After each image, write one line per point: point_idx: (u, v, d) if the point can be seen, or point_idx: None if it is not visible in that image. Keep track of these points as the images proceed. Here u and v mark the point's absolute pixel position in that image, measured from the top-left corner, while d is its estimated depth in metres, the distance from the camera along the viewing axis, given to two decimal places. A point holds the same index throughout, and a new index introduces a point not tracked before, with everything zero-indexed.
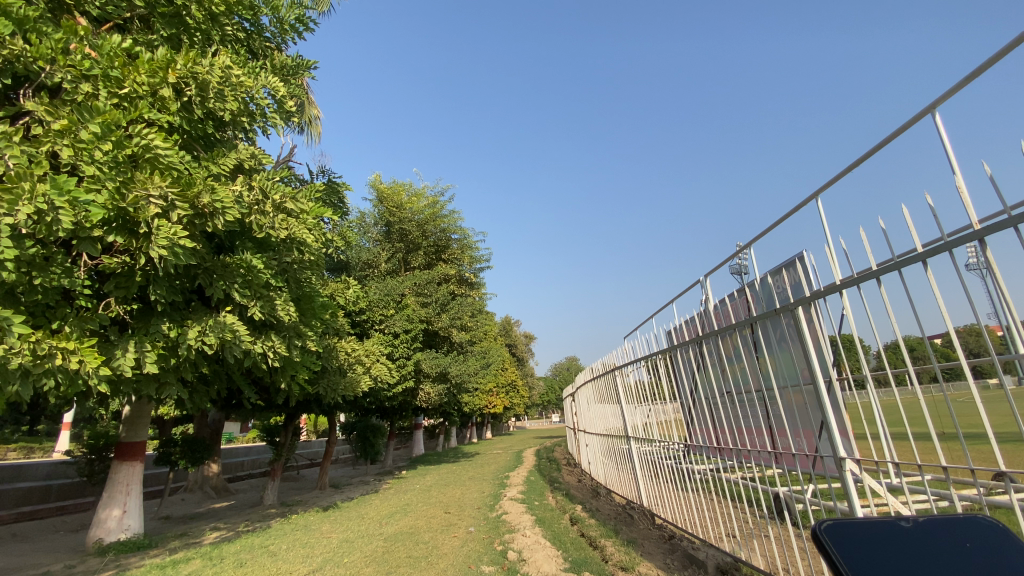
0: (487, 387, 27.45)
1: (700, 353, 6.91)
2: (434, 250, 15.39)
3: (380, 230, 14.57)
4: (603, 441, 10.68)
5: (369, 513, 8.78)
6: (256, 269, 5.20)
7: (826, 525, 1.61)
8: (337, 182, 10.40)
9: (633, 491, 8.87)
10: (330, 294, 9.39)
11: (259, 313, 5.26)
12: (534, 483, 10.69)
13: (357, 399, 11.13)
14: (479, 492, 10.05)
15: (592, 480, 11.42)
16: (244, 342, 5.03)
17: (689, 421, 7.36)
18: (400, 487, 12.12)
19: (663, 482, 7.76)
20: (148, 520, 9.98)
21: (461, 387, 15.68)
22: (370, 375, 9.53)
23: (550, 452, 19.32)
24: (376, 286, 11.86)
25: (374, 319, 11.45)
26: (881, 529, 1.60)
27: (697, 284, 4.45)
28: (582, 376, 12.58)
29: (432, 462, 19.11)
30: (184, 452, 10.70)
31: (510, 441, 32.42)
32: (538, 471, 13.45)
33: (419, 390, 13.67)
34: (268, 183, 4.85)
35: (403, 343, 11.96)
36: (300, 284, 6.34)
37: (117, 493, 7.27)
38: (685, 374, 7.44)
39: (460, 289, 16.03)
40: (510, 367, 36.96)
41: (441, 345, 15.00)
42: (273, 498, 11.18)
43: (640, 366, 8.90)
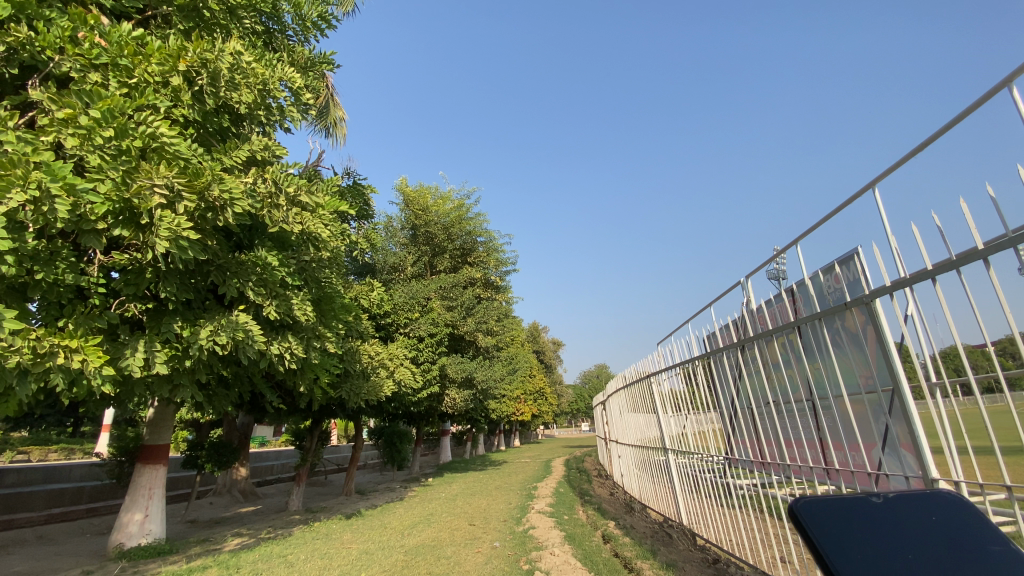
0: (514, 394, 26.99)
1: (741, 359, 6.44)
2: (460, 253, 15.16)
3: (406, 234, 14.45)
4: (637, 452, 10.11)
5: (392, 523, 8.47)
6: (272, 267, 4.98)
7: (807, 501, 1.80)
8: (362, 184, 10.28)
9: (670, 506, 8.28)
10: (353, 296, 9.23)
11: (274, 312, 5.02)
12: (563, 495, 10.19)
13: (382, 404, 10.92)
14: (505, 503, 9.63)
15: (625, 494, 10.82)
16: (257, 342, 4.79)
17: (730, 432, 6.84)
18: (425, 495, 11.79)
19: (704, 498, 7.18)
20: (174, 523, 9.97)
21: (487, 393, 15.32)
22: (394, 379, 9.29)
23: (580, 461, 18.67)
24: (401, 289, 11.69)
25: (399, 322, 11.24)
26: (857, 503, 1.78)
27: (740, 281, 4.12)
28: (614, 384, 12.04)
29: (460, 470, 18.74)
30: (210, 456, 10.66)
31: (539, 450, 31.75)
32: (568, 482, 12.91)
33: (445, 395, 13.39)
34: (281, 175, 4.59)
35: (428, 347, 11.71)
36: (320, 284, 6.13)
37: (139, 497, 7.20)
38: (725, 382, 6.96)
39: (487, 293, 15.72)
40: (538, 375, 36.34)
41: (467, 350, 14.71)
42: (298, 504, 11.04)
43: (675, 373, 8.40)
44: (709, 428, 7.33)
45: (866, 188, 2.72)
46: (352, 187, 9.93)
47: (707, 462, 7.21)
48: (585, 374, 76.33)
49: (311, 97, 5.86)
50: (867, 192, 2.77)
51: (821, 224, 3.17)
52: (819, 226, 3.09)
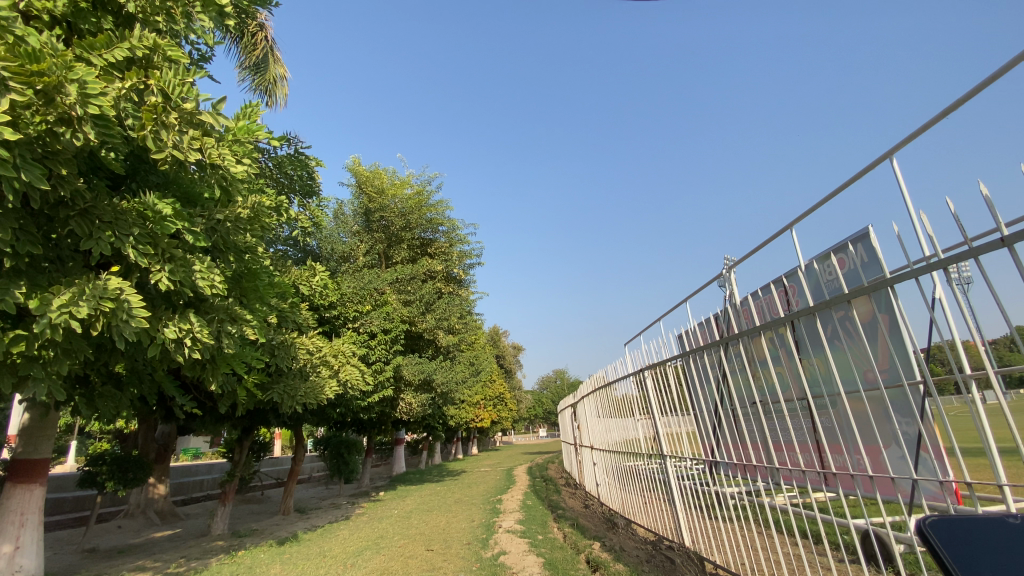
0: (473, 400, 25.66)
1: (722, 359, 6.00)
2: (419, 244, 13.93)
3: (358, 222, 13.11)
4: (610, 459, 9.27)
5: (332, 550, 7.14)
6: (164, 218, 3.71)
7: (934, 523, 1.73)
8: (307, 155, 8.96)
9: (646, 518, 7.57)
10: (291, 281, 7.92)
11: (165, 280, 3.75)
12: (533, 510, 9.09)
13: (325, 409, 9.53)
14: (468, 521, 8.48)
15: (600, 507, 9.85)
16: (136, 316, 3.44)
17: (709, 435, 6.32)
18: (375, 513, 10.43)
19: (687, 509, 6.50)
20: (64, 555, 8.19)
21: (446, 396, 14.09)
22: (340, 380, 7.99)
23: (544, 470, 17.67)
24: (350, 279, 10.33)
25: (347, 316, 9.82)
26: (990, 525, 1.66)
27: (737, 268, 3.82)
28: (583, 387, 11.22)
29: (414, 482, 17.28)
30: (112, 472, 8.86)
31: (499, 458, 30.44)
32: (534, 493, 11.87)
33: (399, 400, 12.09)
34: (174, 84, 3.29)
35: (381, 344, 10.43)
36: (242, 255, 4.87)
37: (5, 525, 5.07)
38: (700, 383, 6.48)
39: (448, 289, 14.51)
40: (497, 380, 35.03)
41: (425, 350, 13.44)
42: (222, 527, 9.44)
43: (643, 375, 7.83)
44: (684, 431, 6.78)
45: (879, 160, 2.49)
46: (292, 158, 8.60)
47: (686, 468, 6.61)
48: (545, 382, 76.46)
49: (229, 8, 4.61)
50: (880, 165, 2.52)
51: (821, 205, 2.93)
52: (819, 207, 2.86)
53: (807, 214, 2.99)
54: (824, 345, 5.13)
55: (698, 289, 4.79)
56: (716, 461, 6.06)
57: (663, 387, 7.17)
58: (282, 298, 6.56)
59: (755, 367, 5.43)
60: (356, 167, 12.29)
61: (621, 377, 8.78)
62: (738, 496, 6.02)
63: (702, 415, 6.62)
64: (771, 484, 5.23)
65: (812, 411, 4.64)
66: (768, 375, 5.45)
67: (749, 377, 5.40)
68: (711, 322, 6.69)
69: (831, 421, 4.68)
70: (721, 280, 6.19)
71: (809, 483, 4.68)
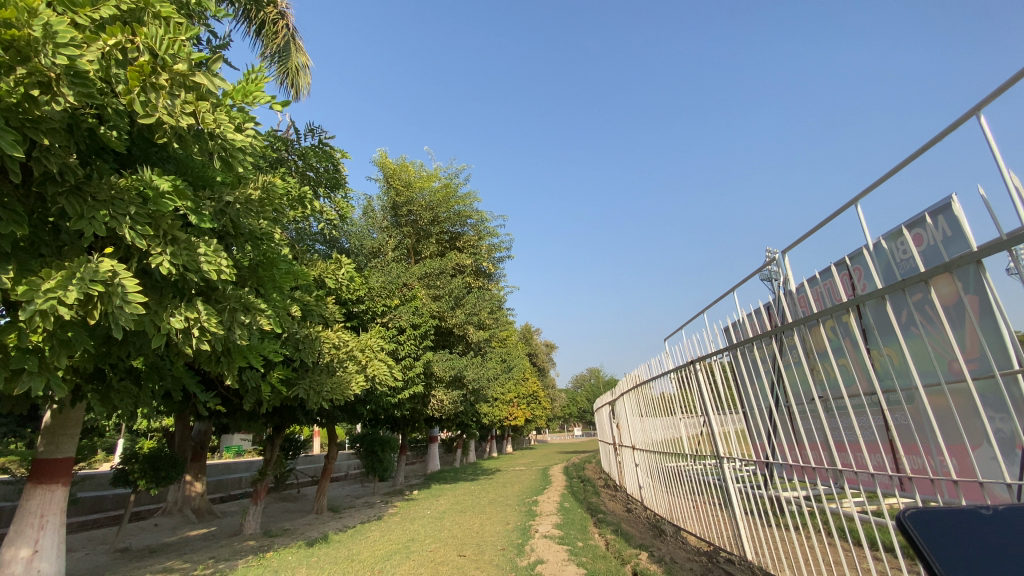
0: (506, 396, 25.27)
1: (775, 351, 5.45)
2: (448, 238, 13.61)
3: (387, 217, 12.90)
4: (652, 460, 8.68)
5: (360, 553, 6.84)
6: (163, 195, 3.44)
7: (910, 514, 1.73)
8: (329, 145, 8.71)
9: (692, 523, 6.99)
10: (316, 274, 7.68)
11: (167, 263, 3.47)
12: (571, 513, 8.55)
13: (354, 406, 9.28)
14: (502, 524, 8.06)
15: (643, 512, 9.23)
16: (131, 301, 3.16)
17: (762, 434, 5.74)
18: (408, 513, 10.13)
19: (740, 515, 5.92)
20: (99, 553, 8.22)
21: (478, 393, 13.72)
22: (368, 376, 7.69)
23: (581, 470, 17.05)
24: (377, 273, 10.06)
25: (376, 310, 9.52)
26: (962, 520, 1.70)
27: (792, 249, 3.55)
28: (621, 383, 10.62)
29: (449, 481, 17.02)
30: (145, 470, 8.88)
31: (534, 457, 29.84)
32: (571, 495, 11.33)
33: (431, 397, 11.79)
34: (164, 41, 3.05)
35: (410, 339, 10.13)
36: (258, 242, 4.61)
37: (25, 527, 4.95)
38: (750, 376, 5.92)
39: (479, 283, 14.14)
40: (530, 377, 34.51)
41: (456, 346, 13.09)
42: (254, 527, 9.34)
43: (688, 370, 7.24)
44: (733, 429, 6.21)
45: (960, 123, 2.29)
46: (317, 149, 8.40)
47: (738, 470, 6.05)
48: (580, 380, 75.51)
49: None
50: (963, 126, 2.31)
51: (889, 175, 2.73)
52: (893, 173, 2.66)
53: (872, 187, 2.80)
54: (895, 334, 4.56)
55: (747, 278, 4.45)
56: (772, 463, 5.46)
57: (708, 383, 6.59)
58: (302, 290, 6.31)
59: (811, 360, 4.91)
60: (383, 159, 12.05)
61: (662, 372, 8.20)
62: (797, 501, 5.43)
63: (752, 412, 6.03)
64: (832, 488, 4.71)
65: (883, 406, 4.14)
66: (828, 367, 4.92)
67: (806, 371, 4.87)
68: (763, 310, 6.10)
69: (903, 419, 4.15)
70: (766, 275, 5.67)
71: (877, 488, 4.17)
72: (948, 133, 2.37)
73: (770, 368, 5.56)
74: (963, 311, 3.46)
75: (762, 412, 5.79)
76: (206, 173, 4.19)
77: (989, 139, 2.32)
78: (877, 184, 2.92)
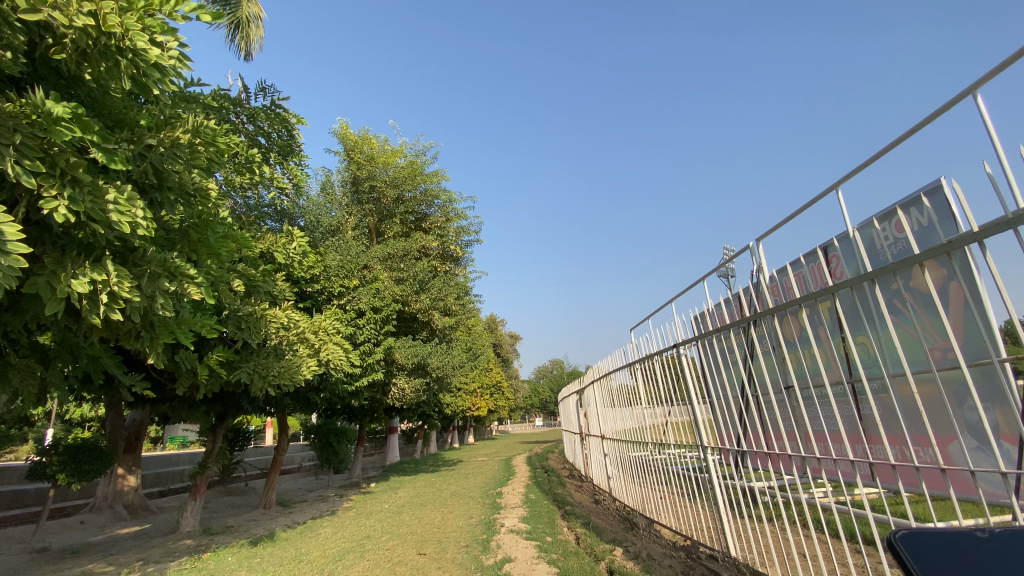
0: (469, 386, 24.77)
1: (746, 340, 5.27)
2: (413, 219, 12.96)
3: (347, 193, 12.16)
4: (620, 450, 8.43)
5: (311, 552, 6.25)
6: (60, 124, 2.78)
7: (902, 538, 1.65)
8: (283, 107, 7.96)
9: (659, 514, 6.79)
10: (264, 247, 6.98)
11: (63, 209, 2.84)
12: (538, 505, 8.20)
13: (306, 393, 8.59)
14: (466, 518, 7.63)
15: (612, 504, 8.98)
16: (13, 251, 2.53)
17: (731, 423, 5.57)
18: (363, 508, 9.54)
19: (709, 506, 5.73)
20: (12, 554, 7.28)
21: (442, 382, 13.21)
22: (321, 361, 7.05)
23: (544, 461, 16.82)
24: (335, 251, 9.37)
25: (333, 291, 8.85)
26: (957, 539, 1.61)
27: (772, 235, 3.46)
28: (589, 373, 10.36)
29: (409, 473, 16.44)
30: (67, 463, 7.92)
31: (497, 448, 29.59)
32: (536, 486, 11.01)
33: (392, 385, 11.19)
34: None
35: (370, 324, 9.51)
36: (191, 200, 3.98)
37: None
38: (719, 364, 5.73)
39: (445, 268, 13.55)
40: (494, 368, 34.11)
41: (420, 332, 12.52)
42: (193, 524, 8.55)
43: (653, 360, 7.04)
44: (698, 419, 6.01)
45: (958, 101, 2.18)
46: (269, 111, 7.64)
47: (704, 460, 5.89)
48: (543, 372, 75.85)
49: None
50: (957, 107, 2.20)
51: (874, 159, 2.64)
52: (879, 156, 2.57)
53: (859, 169, 2.70)
54: (870, 322, 4.45)
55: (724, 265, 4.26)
56: (744, 453, 5.28)
57: (676, 373, 6.36)
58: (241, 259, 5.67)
59: (784, 349, 4.79)
60: (344, 131, 11.27)
61: (629, 361, 8.00)
62: (769, 490, 5.28)
63: (720, 401, 5.85)
64: (803, 476, 4.57)
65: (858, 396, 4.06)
66: (803, 356, 4.81)
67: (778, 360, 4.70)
68: (733, 299, 5.93)
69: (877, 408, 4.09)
70: (721, 272, 5.39)
71: (849, 477, 4.06)
72: (945, 112, 2.29)
73: (741, 357, 5.37)
74: (947, 298, 3.33)
75: (732, 401, 5.60)
76: (125, 114, 3.57)
77: (987, 118, 2.21)
78: (863, 166, 2.82)
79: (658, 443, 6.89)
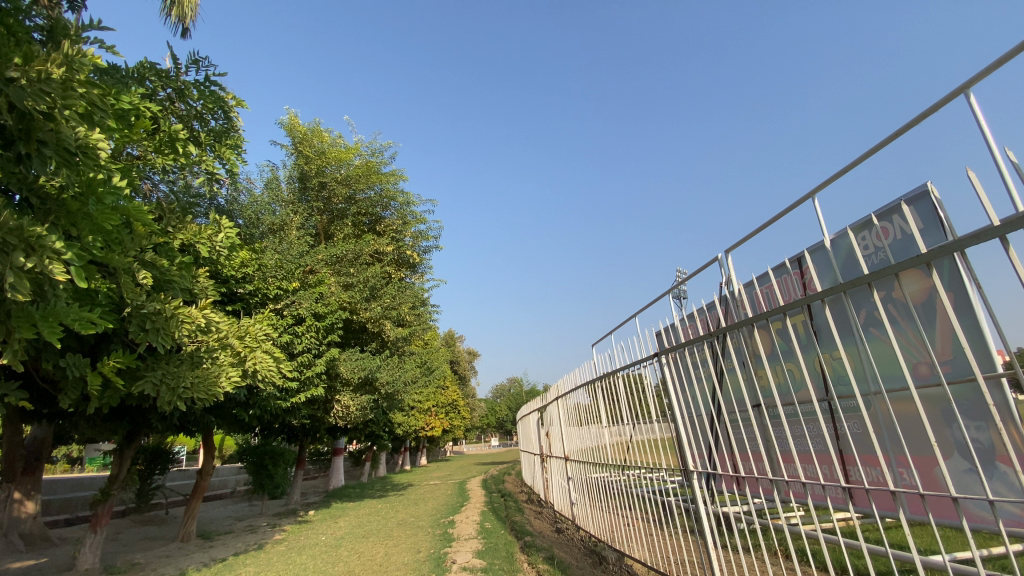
0: (423, 404, 23.68)
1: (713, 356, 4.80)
2: (365, 222, 12.15)
3: (293, 190, 11.23)
4: (581, 473, 7.81)
5: None
6: None
7: None
8: (217, 83, 7.08)
9: (623, 544, 6.18)
10: (183, 238, 6.03)
11: None
12: (494, 535, 7.43)
13: (232, 410, 7.55)
14: (413, 552, 6.77)
15: (575, 533, 8.33)
16: None
17: (698, 443, 5.07)
18: (295, 541, 8.44)
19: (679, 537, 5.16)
20: None
21: (393, 398, 12.28)
22: (247, 371, 6.11)
23: (500, 483, 15.99)
24: (274, 250, 8.45)
25: (268, 294, 7.91)
26: None
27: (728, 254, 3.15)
28: (550, 391, 9.77)
29: (352, 498, 15.18)
30: None
31: (450, 469, 28.39)
32: (492, 513, 10.23)
33: (335, 402, 10.20)
34: None
35: (311, 332, 8.59)
36: (75, 160, 3.15)
37: None
38: (686, 380, 5.22)
39: (400, 276, 12.73)
40: (449, 386, 33.05)
41: (369, 343, 11.64)
42: (93, 560, 7.19)
43: (615, 376, 6.49)
44: (663, 438, 5.47)
45: (949, 94, 1.83)
46: (203, 88, 6.74)
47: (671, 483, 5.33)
48: (499, 390, 74.95)
49: None
50: (946, 100, 1.86)
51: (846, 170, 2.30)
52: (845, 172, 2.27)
53: (835, 179, 2.34)
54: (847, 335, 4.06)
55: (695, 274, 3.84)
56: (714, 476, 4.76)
57: (641, 390, 5.84)
58: (144, 245, 4.75)
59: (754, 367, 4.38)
60: (293, 122, 10.44)
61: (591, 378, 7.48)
62: (745, 518, 4.77)
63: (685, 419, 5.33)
64: (772, 501, 4.09)
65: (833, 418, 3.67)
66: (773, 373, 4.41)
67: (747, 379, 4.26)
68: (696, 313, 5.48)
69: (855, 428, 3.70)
70: (675, 293, 4.93)
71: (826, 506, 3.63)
72: (922, 120, 1.94)
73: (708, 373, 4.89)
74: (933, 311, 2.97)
75: (701, 419, 5.09)
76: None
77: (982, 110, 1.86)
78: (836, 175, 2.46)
79: (620, 464, 6.34)
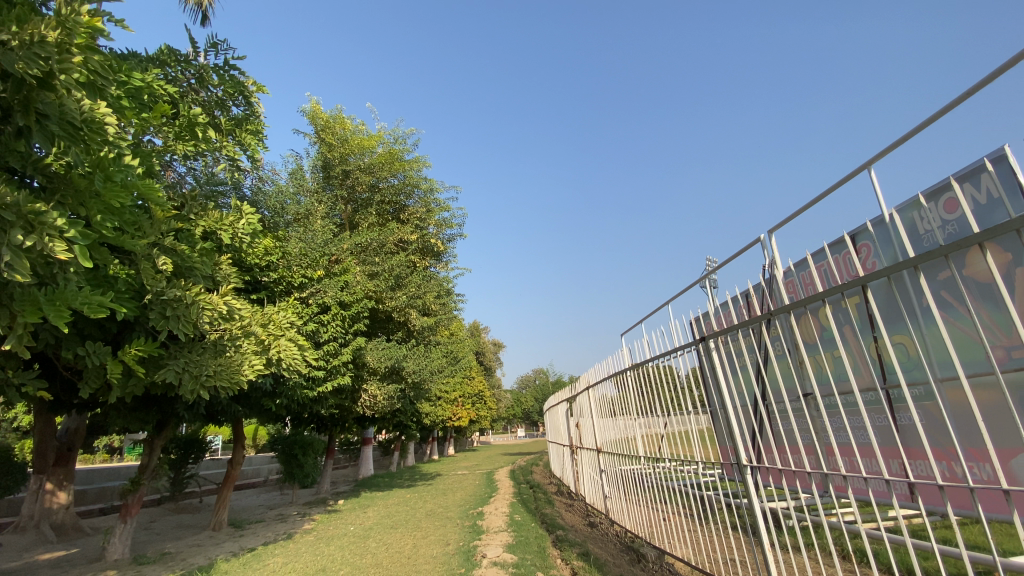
0: (450, 394, 23.60)
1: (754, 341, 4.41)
2: (389, 211, 12.01)
3: (317, 180, 11.14)
4: (614, 466, 7.48)
5: None
6: None
7: None
8: (237, 68, 6.95)
9: (660, 540, 5.83)
10: (204, 224, 5.93)
11: None
12: (524, 529, 7.17)
13: (258, 399, 7.50)
14: (442, 545, 6.57)
15: (610, 527, 8.02)
16: None
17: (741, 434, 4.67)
18: (324, 531, 8.37)
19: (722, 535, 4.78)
20: None
21: (420, 388, 12.17)
22: (270, 359, 6.00)
23: (529, 474, 15.76)
24: (298, 238, 8.35)
25: (292, 283, 7.81)
26: None
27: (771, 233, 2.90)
28: (579, 380, 9.46)
29: (381, 488, 15.21)
30: None
31: (478, 460, 28.41)
32: (522, 505, 9.99)
33: (362, 392, 10.11)
34: None
35: (336, 320, 8.48)
36: (80, 135, 2.99)
37: None
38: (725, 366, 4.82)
39: (425, 265, 12.56)
40: (475, 377, 33.00)
41: (395, 333, 11.52)
42: (121, 551, 7.26)
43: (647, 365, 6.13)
44: (702, 428, 5.08)
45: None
46: (223, 73, 6.63)
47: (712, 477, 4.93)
48: (525, 381, 74.85)
49: None
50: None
51: (911, 134, 2.05)
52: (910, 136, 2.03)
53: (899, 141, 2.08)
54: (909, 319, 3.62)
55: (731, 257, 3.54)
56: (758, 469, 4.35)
57: (676, 378, 5.44)
58: (162, 230, 4.64)
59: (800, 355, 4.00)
60: (315, 110, 10.31)
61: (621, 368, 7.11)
62: (797, 516, 4.37)
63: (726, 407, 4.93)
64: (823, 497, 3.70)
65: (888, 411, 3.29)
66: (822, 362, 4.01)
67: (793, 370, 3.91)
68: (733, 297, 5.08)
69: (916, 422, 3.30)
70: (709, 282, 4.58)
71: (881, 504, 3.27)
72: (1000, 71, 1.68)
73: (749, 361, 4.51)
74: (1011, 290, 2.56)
75: (743, 408, 4.69)
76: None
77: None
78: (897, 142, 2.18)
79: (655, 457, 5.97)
